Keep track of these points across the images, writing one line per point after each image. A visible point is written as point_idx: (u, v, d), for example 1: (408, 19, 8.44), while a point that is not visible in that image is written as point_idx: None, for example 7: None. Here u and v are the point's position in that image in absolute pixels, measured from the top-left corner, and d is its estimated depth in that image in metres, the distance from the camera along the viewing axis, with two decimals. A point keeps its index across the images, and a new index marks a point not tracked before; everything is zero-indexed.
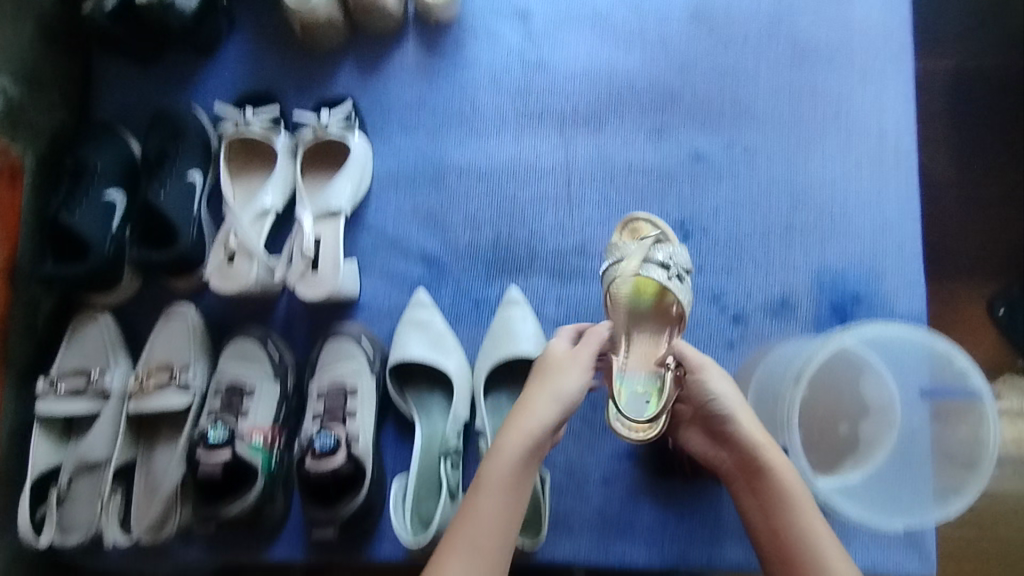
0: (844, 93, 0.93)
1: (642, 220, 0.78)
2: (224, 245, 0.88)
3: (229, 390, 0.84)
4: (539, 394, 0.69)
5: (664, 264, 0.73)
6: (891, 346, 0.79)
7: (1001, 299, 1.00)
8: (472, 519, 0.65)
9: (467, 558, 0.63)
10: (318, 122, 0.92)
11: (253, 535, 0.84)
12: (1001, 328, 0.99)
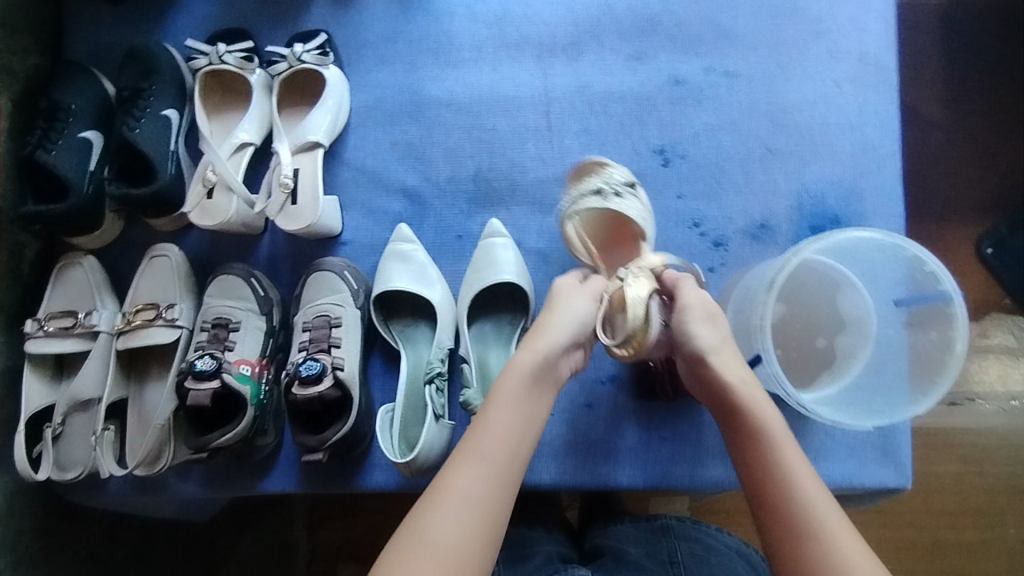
0: (826, 11, 0.89)
1: (580, 160, 0.83)
2: (201, 180, 0.83)
3: (216, 325, 0.84)
4: (549, 318, 0.67)
5: (598, 191, 0.78)
6: (867, 252, 0.75)
7: (988, 240, 1.16)
8: (488, 430, 0.61)
9: (478, 471, 0.58)
10: (292, 53, 0.87)
11: (245, 468, 0.88)
12: (988, 266, 1.16)
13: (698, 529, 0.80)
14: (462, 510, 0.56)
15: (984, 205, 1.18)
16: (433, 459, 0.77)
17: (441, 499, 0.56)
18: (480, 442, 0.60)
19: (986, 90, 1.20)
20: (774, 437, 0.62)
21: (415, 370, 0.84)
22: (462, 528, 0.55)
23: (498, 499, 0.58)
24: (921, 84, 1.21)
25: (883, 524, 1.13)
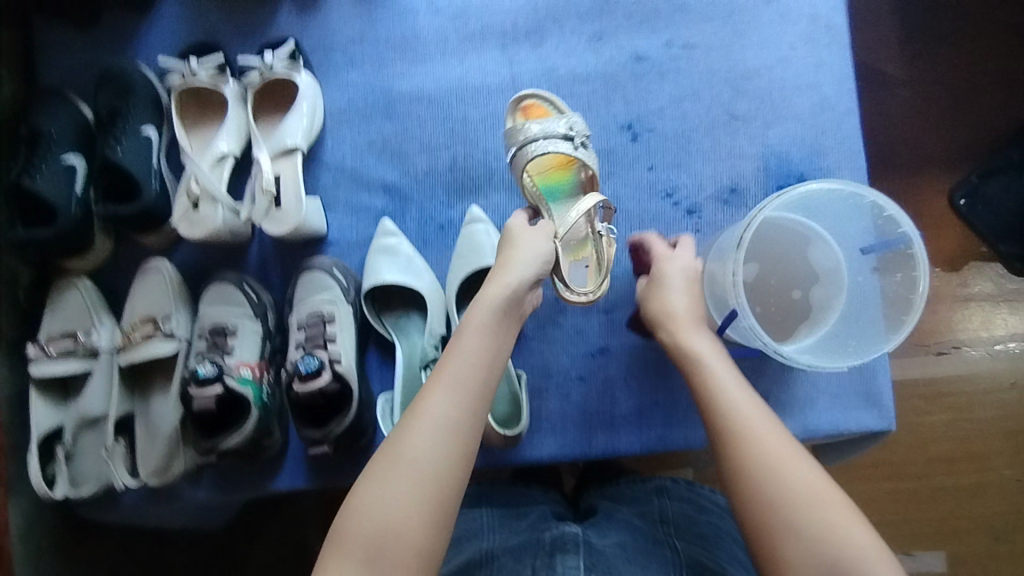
0: None
1: (531, 97, 0.86)
2: (186, 193, 0.85)
3: (213, 332, 0.86)
4: (512, 254, 0.72)
5: (567, 136, 0.80)
6: (824, 203, 0.78)
7: (961, 191, 1.20)
8: (461, 357, 0.65)
9: (452, 394, 0.63)
10: (263, 63, 0.89)
11: (255, 469, 0.91)
12: (962, 216, 1.20)
13: (691, 491, 0.84)
14: (435, 431, 0.61)
15: (949, 155, 1.22)
16: None
17: (417, 422, 0.61)
18: (452, 368, 0.65)
19: (942, 44, 1.24)
20: (719, 382, 0.68)
21: (411, 358, 0.87)
22: (434, 447, 0.60)
23: (468, 420, 0.62)
24: (877, 44, 1.25)
25: (880, 475, 1.17)
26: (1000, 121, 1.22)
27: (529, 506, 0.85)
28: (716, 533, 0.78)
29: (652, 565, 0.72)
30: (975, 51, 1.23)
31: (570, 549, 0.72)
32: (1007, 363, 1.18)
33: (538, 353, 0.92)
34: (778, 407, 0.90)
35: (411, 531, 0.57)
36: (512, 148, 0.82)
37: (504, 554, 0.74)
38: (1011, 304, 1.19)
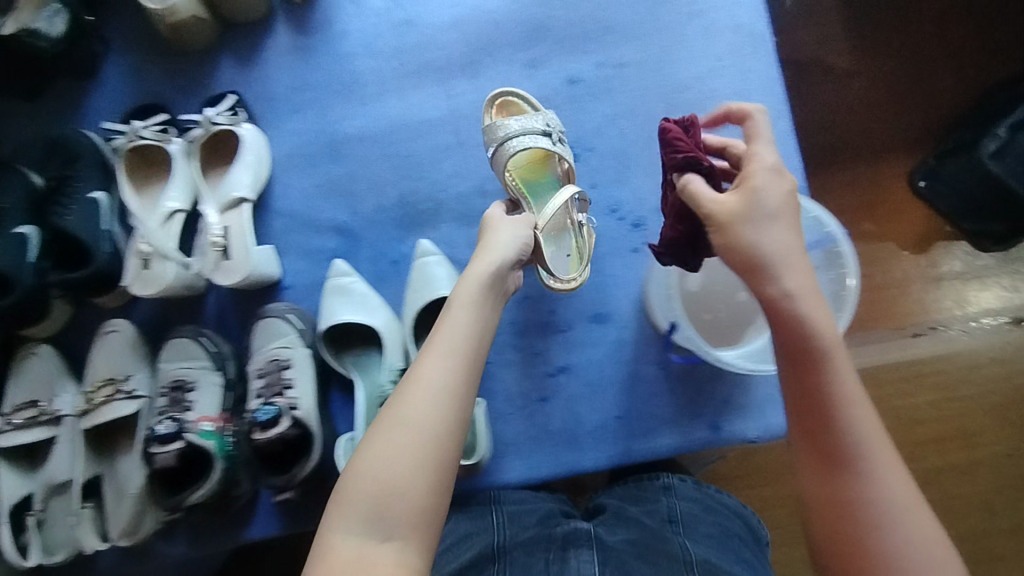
0: None
1: (505, 99, 0.89)
2: (135, 253, 0.86)
3: (173, 388, 0.86)
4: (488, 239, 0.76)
5: (546, 133, 0.84)
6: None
7: (921, 173, 1.22)
8: (448, 326, 0.68)
9: (446, 361, 0.65)
10: (205, 118, 0.91)
11: (229, 520, 0.91)
12: (927, 198, 1.22)
13: (702, 488, 0.85)
14: (433, 395, 0.63)
15: (895, 144, 1.25)
16: None
17: (414, 387, 0.63)
18: (445, 337, 0.67)
19: (874, 37, 1.27)
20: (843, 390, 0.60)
21: (372, 396, 0.87)
22: (434, 411, 0.62)
23: (464, 387, 0.65)
24: (813, 43, 1.28)
25: None
26: (941, 107, 1.25)
27: (534, 501, 0.85)
28: (723, 535, 0.79)
29: (662, 562, 0.73)
30: (907, 43, 1.27)
31: (581, 543, 0.77)
32: (979, 339, 1.20)
33: (500, 378, 0.93)
34: (738, 410, 0.91)
35: (411, 489, 0.59)
36: (493, 148, 0.85)
37: (516, 548, 0.77)
38: (975, 281, 1.22)
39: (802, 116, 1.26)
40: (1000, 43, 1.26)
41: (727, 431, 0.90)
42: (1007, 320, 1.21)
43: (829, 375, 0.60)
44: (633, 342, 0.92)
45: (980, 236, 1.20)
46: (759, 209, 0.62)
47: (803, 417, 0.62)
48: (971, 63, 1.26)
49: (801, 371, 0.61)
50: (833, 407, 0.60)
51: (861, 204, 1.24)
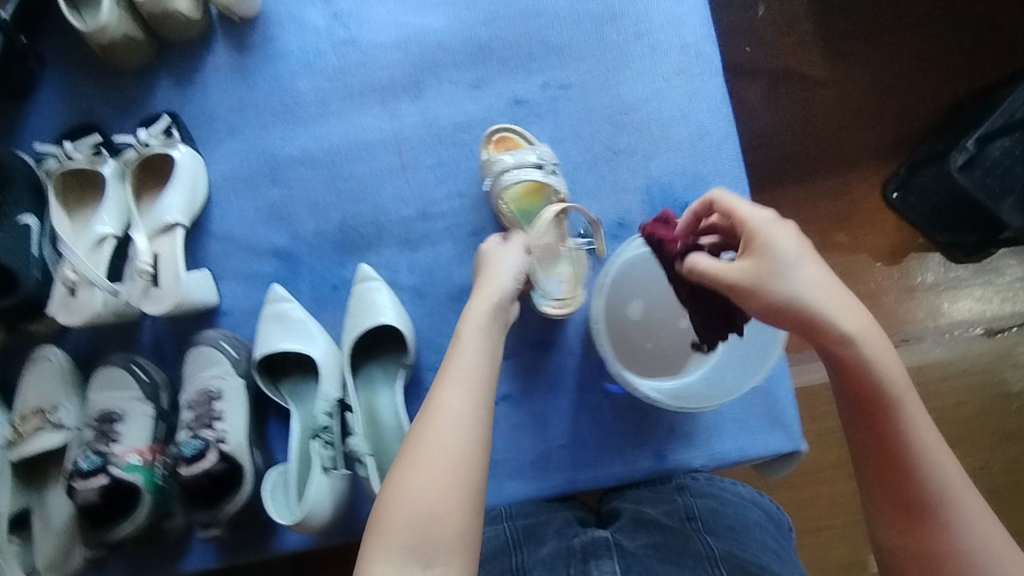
0: (642, 12, 0.93)
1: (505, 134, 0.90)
2: (62, 281, 0.84)
3: (101, 419, 0.84)
4: (490, 274, 0.75)
5: (538, 165, 0.85)
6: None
7: (893, 184, 1.20)
8: (463, 358, 0.65)
9: (466, 392, 0.62)
10: (137, 140, 0.88)
11: (161, 554, 0.88)
12: (896, 209, 1.21)
13: (714, 484, 0.83)
14: (458, 429, 0.60)
15: (860, 158, 1.23)
16: (325, 516, 0.78)
17: (435, 414, 0.61)
18: (462, 370, 0.64)
19: (836, 51, 1.25)
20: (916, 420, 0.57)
21: (306, 427, 0.85)
22: (461, 446, 0.59)
23: (486, 411, 0.62)
24: (776, 57, 1.25)
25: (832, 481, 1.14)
26: (906, 121, 1.23)
27: (545, 515, 0.82)
28: (744, 523, 0.77)
29: (686, 562, 0.71)
30: (871, 56, 1.25)
31: (602, 553, 0.72)
32: (952, 349, 1.18)
33: None
34: (685, 438, 0.89)
35: (451, 515, 0.56)
36: (489, 180, 0.87)
37: (538, 569, 0.72)
38: (948, 293, 1.21)
39: (765, 132, 1.24)
40: (965, 55, 1.24)
41: (672, 460, 0.88)
42: (979, 331, 1.19)
43: (905, 421, 0.57)
44: (577, 369, 0.91)
45: (952, 248, 1.19)
46: (786, 264, 0.59)
47: (877, 468, 0.58)
48: (938, 76, 1.24)
49: (874, 417, 0.58)
50: (913, 456, 0.56)
51: (831, 217, 1.22)
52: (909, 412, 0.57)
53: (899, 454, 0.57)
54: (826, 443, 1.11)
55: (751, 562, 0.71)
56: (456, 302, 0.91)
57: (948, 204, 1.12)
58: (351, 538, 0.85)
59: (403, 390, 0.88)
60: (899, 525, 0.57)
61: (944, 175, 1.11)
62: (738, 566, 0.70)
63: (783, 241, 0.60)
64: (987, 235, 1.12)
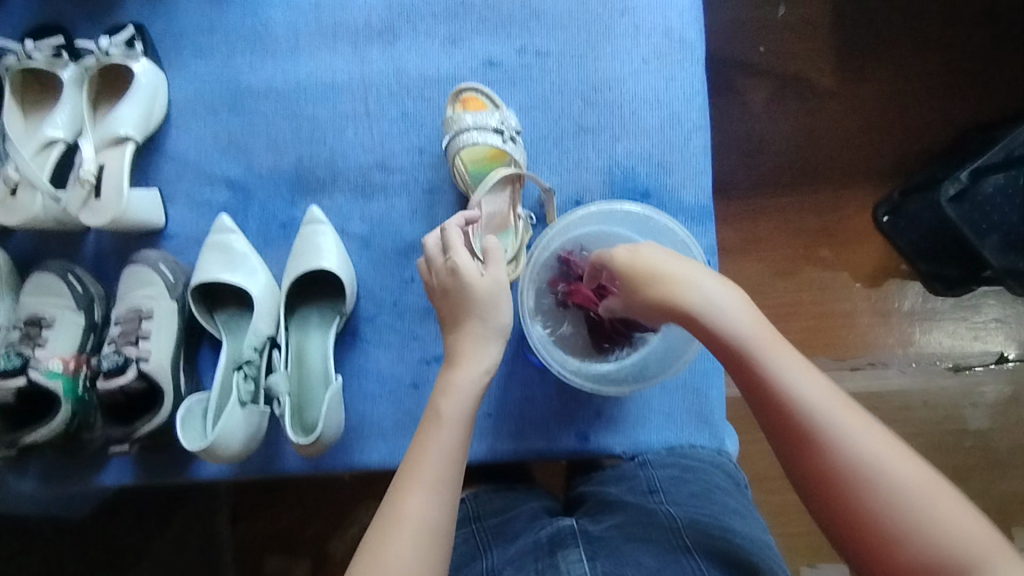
0: None
1: (469, 91, 0.89)
2: (3, 178, 0.83)
3: (28, 323, 0.84)
4: (476, 326, 0.67)
5: (498, 130, 0.85)
6: (638, 220, 0.79)
7: (885, 207, 1.16)
8: (430, 452, 0.61)
9: (433, 495, 0.59)
10: (99, 47, 0.88)
11: (80, 465, 0.88)
12: (886, 233, 1.16)
13: (673, 455, 0.84)
14: (414, 537, 0.56)
15: (853, 178, 1.19)
16: (237, 448, 0.78)
17: (395, 526, 0.56)
18: (425, 467, 0.60)
19: (841, 60, 1.21)
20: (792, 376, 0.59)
21: (232, 359, 0.85)
22: (420, 563, 0.55)
23: (446, 518, 0.58)
24: (776, 57, 1.21)
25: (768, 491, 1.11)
26: (904, 146, 1.19)
27: (515, 508, 0.78)
28: (704, 488, 0.77)
29: (653, 536, 0.69)
30: (874, 69, 1.20)
31: (568, 542, 0.69)
32: (915, 380, 1.15)
33: (374, 358, 0.88)
34: (611, 423, 0.88)
35: None
36: (447, 137, 0.87)
37: (505, 568, 0.68)
38: (923, 323, 1.16)
39: (755, 133, 1.21)
40: (974, 81, 1.19)
41: (594, 442, 0.88)
42: (947, 365, 1.15)
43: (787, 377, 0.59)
44: (514, 340, 0.91)
45: (932, 279, 1.14)
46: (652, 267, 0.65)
47: (786, 438, 0.58)
48: (945, 102, 1.19)
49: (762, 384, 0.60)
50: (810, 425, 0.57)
51: (816, 231, 1.18)
52: (783, 364, 0.60)
53: (795, 413, 0.58)
54: (767, 453, 1.12)
55: (714, 526, 0.70)
56: (402, 258, 0.90)
57: (934, 231, 1.08)
58: (268, 475, 0.86)
59: (337, 336, 0.87)
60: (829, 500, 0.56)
61: (934, 203, 1.06)
62: (703, 532, 0.69)
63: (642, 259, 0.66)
64: (971, 270, 1.08)
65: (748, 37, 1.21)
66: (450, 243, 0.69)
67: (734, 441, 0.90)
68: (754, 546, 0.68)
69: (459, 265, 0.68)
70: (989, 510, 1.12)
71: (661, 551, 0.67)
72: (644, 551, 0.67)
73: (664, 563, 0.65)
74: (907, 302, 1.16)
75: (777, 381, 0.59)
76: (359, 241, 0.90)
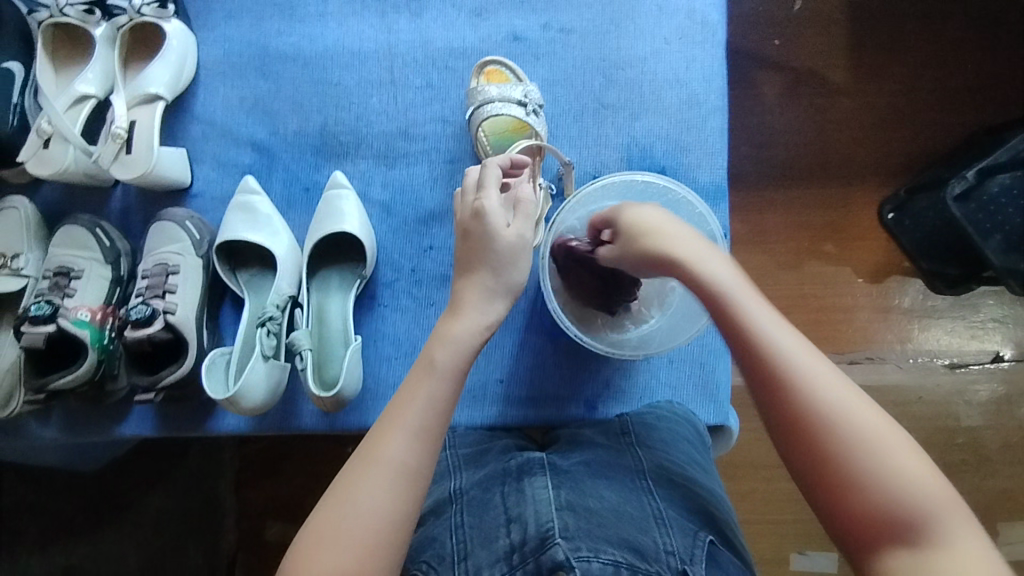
0: None
1: (492, 65, 0.91)
2: (37, 131, 0.85)
3: (57, 273, 0.86)
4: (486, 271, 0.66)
5: (522, 103, 0.87)
6: (658, 189, 0.81)
7: (890, 204, 1.18)
8: (414, 399, 0.61)
9: (413, 442, 0.59)
10: (131, 7, 0.88)
11: (103, 415, 0.90)
12: (890, 230, 1.18)
13: (652, 406, 0.87)
14: (386, 479, 0.57)
15: (863, 172, 1.21)
16: (258, 401, 0.81)
17: (370, 468, 0.58)
18: (408, 413, 0.60)
19: (857, 53, 1.22)
20: (792, 355, 0.55)
21: (255, 315, 0.87)
22: (388, 500, 0.57)
23: (424, 465, 0.59)
24: (792, 47, 1.23)
25: (761, 476, 1.14)
26: (914, 142, 1.21)
27: (488, 443, 0.83)
28: (675, 437, 0.80)
29: (617, 475, 0.71)
30: (889, 62, 1.22)
31: (536, 472, 0.70)
32: (912, 374, 1.17)
33: (391, 321, 0.90)
34: (618, 394, 0.91)
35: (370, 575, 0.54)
36: (470, 108, 0.89)
37: (472, 489, 0.72)
38: (921, 320, 1.18)
39: (769, 121, 1.22)
40: (986, 80, 1.21)
41: (601, 412, 0.91)
42: (943, 363, 1.17)
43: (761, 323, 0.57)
44: (527, 311, 0.93)
45: (934, 276, 1.17)
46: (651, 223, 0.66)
47: (777, 418, 0.54)
48: (957, 100, 1.21)
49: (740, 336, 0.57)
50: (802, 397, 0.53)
51: (823, 224, 1.20)
52: (755, 308, 0.58)
53: (781, 378, 0.54)
54: (766, 440, 1.15)
55: (678, 473, 0.73)
56: (421, 225, 0.92)
57: (941, 231, 1.10)
58: (283, 432, 0.89)
59: (356, 298, 0.90)
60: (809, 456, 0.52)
61: (941, 203, 1.08)
62: (665, 476, 0.71)
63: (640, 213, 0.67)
64: (971, 270, 1.10)
65: (766, 26, 1.23)
66: (485, 183, 0.68)
67: (736, 417, 0.92)
68: (712, 496, 0.72)
69: (487, 209, 0.67)
70: (979, 504, 1.14)
71: (625, 489, 0.69)
72: (607, 486, 0.69)
73: (623, 498, 0.67)
74: (903, 299, 1.19)
75: (751, 327, 0.57)
76: (381, 207, 0.92)
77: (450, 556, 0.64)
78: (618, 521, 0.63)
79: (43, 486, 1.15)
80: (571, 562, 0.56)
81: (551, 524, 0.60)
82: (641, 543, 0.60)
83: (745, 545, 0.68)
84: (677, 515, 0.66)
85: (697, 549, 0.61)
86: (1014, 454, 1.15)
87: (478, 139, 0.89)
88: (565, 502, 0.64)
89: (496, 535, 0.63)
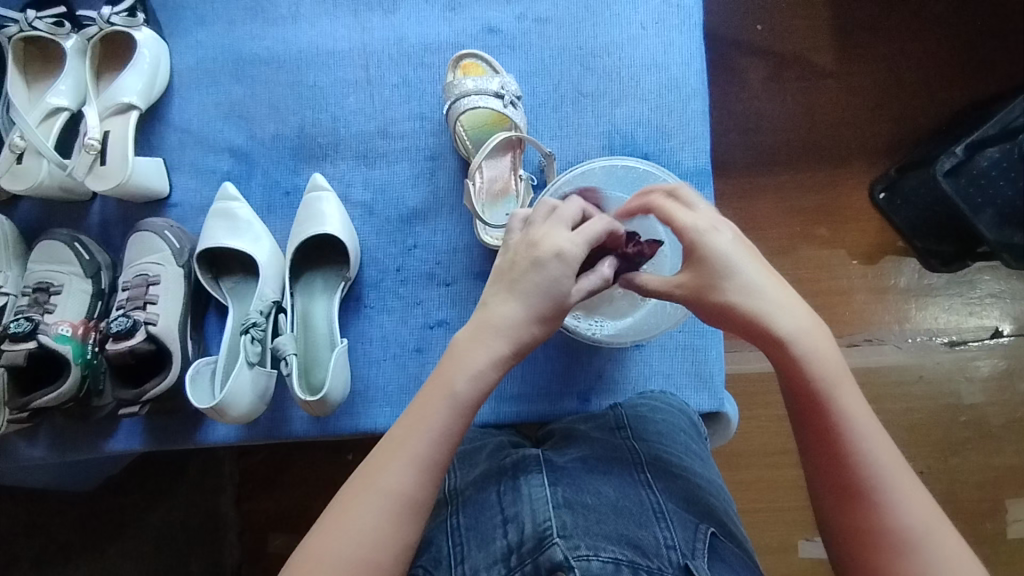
0: None
1: (468, 57, 0.90)
2: (9, 146, 0.84)
3: (38, 289, 0.85)
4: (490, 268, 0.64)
5: (499, 94, 0.86)
6: (639, 174, 0.82)
7: (881, 184, 1.17)
8: (423, 429, 0.59)
9: (418, 474, 0.58)
10: (101, 16, 0.87)
11: (90, 431, 0.89)
12: (881, 209, 1.17)
13: (644, 397, 0.85)
14: (384, 508, 0.56)
15: (852, 152, 1.20)
16: (243, 410, 0.80)
17: (367, 492, 0.57)
18: (416, 442, 0.59)
19: (838, 32, 1.22)
20: (868, 454, 0.57)
21: (239, 323, 0.86)
22: (379, 530, 0.56)
23: (423, 499, 0.58)
24: (773, 29, 1.22)
25: (764, 463, 1.13)
26: (901, 120, 1.20)
27: (482, 440, 0.80)
28: (670, 429, 0.78)
29: (615, 469, 0.70)
30: (871, 39, 1.21)
31: (532, 468, 0.67)
32: (912, 354, 1.16)
33: (379, 324, 0.89)
34: (611, 386, 0.90)
35: None
36: (447, 102, 0.88)
37: (467, 489, 0.70)
38: (918, 300, 1.17)
39: (754, 105, 1.22)
40: (970, 53, 1.20)
41: (595, 405, 0.89)
42: (944, 341, 1.16)
43: (829, 388, 0.59)
44: None
45: (929, 254, 1.16)
46: (733, 267, 0.62)
47: (829, 491, 0.58)
48: (942, 73, 1.20)
49: (802, 389, 0.60)
50: (870, 476, 0.56)
51: (815, 208, 1.19)
52: (849, 399, 0.59)
53: (849, 466, 0.57)
54: (768, 428, 1.14)
55: (676, 464, 0.71)
56: (404, 224, 0.90)
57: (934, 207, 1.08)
58: (275, 440, 0.88)
59: (342, 301, 0.89)
60: (838, 495, 0.57)
61: (931, 181, 1.06)
62: (665, 470, 0.70)
63: (721, 239, 0.63)
64: (965, 247, 1.09)
65: (745, 9, 1.22)
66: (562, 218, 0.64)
67: (733, 404, 0.91)
68: (712, 486, 0.71)
69: (570, 256, 0.61)
70: (985, 484, 1.12)
71: (623, 484, 0.67)
72: (605, 482, 0.67)
73: (622, 494, 0.65)
74: (899, 280, 1.18)
75: (836, 412, 0.58)
76: (363, 209, 0.91)
77: (446, 559, 0.63)
78: (617, 518, 0.61)
79: (42, 508, 1.14)
80: (570, 561, 0.55)
81: (549, 522, 0.59)
82: (640, 538, 0.59)
83: (744, 533, 0.67)
84: (677, 508, 0.64)
85: (699, 543, 0.60)
86: (1018, 430, 1.14)
87: (455, 134, 0.88)
88: (563, 499, 0.62)
89: (493, 535, 0.62)
